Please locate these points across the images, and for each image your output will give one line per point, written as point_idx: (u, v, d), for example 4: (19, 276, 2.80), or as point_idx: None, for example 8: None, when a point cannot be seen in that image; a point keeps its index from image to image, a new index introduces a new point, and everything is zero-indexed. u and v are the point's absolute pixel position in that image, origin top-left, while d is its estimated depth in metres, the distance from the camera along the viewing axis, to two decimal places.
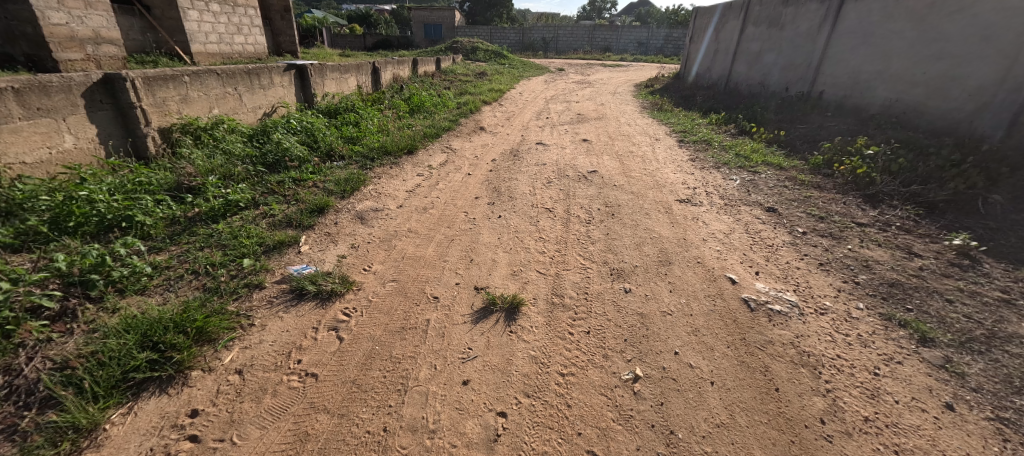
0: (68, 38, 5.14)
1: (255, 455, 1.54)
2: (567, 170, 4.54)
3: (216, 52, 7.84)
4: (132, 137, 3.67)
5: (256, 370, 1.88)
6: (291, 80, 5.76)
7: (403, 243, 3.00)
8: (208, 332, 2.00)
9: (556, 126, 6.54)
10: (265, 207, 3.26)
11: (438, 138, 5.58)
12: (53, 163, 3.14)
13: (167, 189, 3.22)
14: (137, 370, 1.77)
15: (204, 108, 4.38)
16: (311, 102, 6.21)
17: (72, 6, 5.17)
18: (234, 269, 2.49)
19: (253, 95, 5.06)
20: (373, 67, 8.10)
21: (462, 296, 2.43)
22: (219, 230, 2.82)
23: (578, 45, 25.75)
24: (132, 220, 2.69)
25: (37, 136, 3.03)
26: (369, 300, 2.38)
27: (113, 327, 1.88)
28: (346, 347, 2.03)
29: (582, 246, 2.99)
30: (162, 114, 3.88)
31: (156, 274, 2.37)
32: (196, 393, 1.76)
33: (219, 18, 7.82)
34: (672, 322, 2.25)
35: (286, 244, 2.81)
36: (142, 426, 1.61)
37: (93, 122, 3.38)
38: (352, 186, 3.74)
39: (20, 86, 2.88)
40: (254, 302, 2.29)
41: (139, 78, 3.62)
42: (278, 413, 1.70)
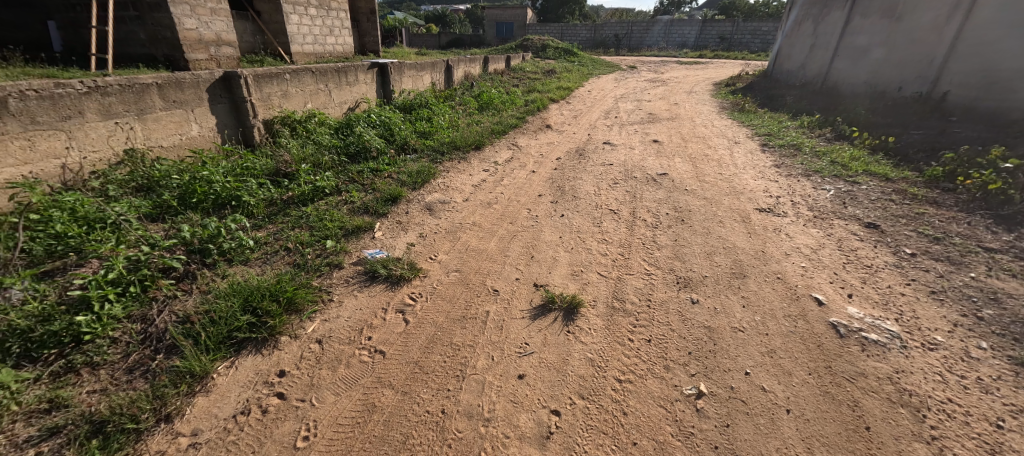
0: (197, 41, 5.99)
1: (329, 418, 1.70)
2: (634, 171, 4.38)
3: (311, 51, 8.66)
4: (242, 127, 4.20)
5: (334, 342, 2.07)
6: (373, 77, 6.18)
7: (467, 235, 3.10)
8: (297, 303, 2.24)
9: (624, 126, 6.33)
10: (346, 194, 3.55)
11: (505, 135, 5.66)
12: (182, 147, 3.70)
13: (267, 174, 3.64)
14: (239, 330, 2.03)
15: (300, 102, 4.87)
16: (389, 98, 6.61)
17: (202, 13, 6.00)
18: (319, 249, 2.75)
19: (340, 91, 5.53)
20: (447, 65, 8.43)
21: (522, 292, 2.46)
22: (308, 213, 3.13)
23: (652, 42, 24.66)
24: (239, 200, 3.08)
25: (172, 124, 3.58)
26: (434, 287, 2.50)
27: (223, 291, 2.18)
28: (411, 329, 2.17)
29: (646, 251, 2.88)
30: (266, 108, 4.38)
31: (256, 248, 2.69)
32: (284, 356, 1.98)
33: (315, 21, 8.63)
34: (744, 340, 2.09)
35: (363, 229, 3.04)
36: (241, 379, 1.85)
37: (213, 114, 3.92)
38: (423, 178, 3.94)
39: (162, 82, 3.43)
40: (334, 279, 2.51)
41: (251, 75, 4.12)
42: (350, 382, 1.86)
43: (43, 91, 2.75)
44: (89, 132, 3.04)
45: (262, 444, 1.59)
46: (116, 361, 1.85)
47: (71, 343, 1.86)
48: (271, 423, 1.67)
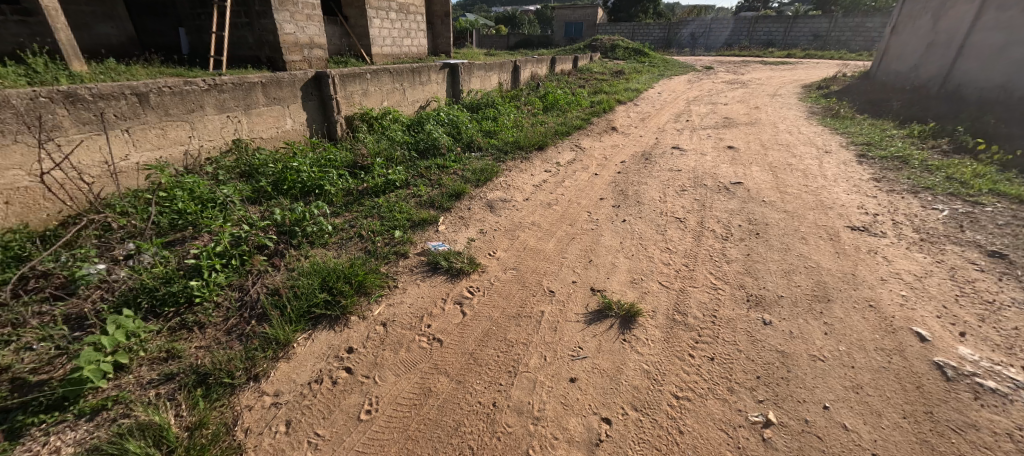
0: (294, 44, 6.66)
1: (389, 396, 1.81)
2: (704, 178, 4.14)
3: (389, 53, 9.23)
4: (327, 123, 4.62)
5: (397, 326, 2.21)
6: (444, 77, 6.45)
7: (526, 234, 3.14)
8: (366, 286, 2.41)
9: (696, 130, 5.99)
10: (414, 188, 3.75)
11: (569, 136, 5.63)
12: (278, 139, 4.15)
13: (347, 166, 3.95)
14: (317, 306, 2.24)
15: (378, 100, 5.22)
16: (458, 98, 6.86)
17: (299, 19, 6.67)
18: (388, 238, 2.94)
19: (414, 90, 5.84)
20: (514, 66, 8.56)
21: (577, 295, 2.44)
22: (380, 204, 3.35)
23: (732, 41, 23.04)
24: (321, 189, 3.38)
25: (271, 118, 4.03)
26: (492, 282, 2.57)
27: (305, 270, 2.41)
28: (468, 321, 2.25)
29: (714, 264, 2.71)
30: (349, 105, 4.77)
31: (335, 233, 2.94)
32: (353, 334, 2.15)
33: (395, 24, 9.20)
34: (824, 370, 1.89)
35: (428, 222, 3.20)
36: (316, 351, 2.04)
37: (305, 110, 4.35)
38: (486, 176, 4.05)
39: (265, 81, 3.86)
40: (400, 267, 2.68)
41: (338, 75, 4.50)
42: (410, 365, 1.97)
43: (175, 88, 3.23)
44: (207, 124, 3.52)
45: (330, 412, 1.74)
46: (219, 322, 2.14)
47: (185, 303, 2.18)
48: (339, 394, 1.82)
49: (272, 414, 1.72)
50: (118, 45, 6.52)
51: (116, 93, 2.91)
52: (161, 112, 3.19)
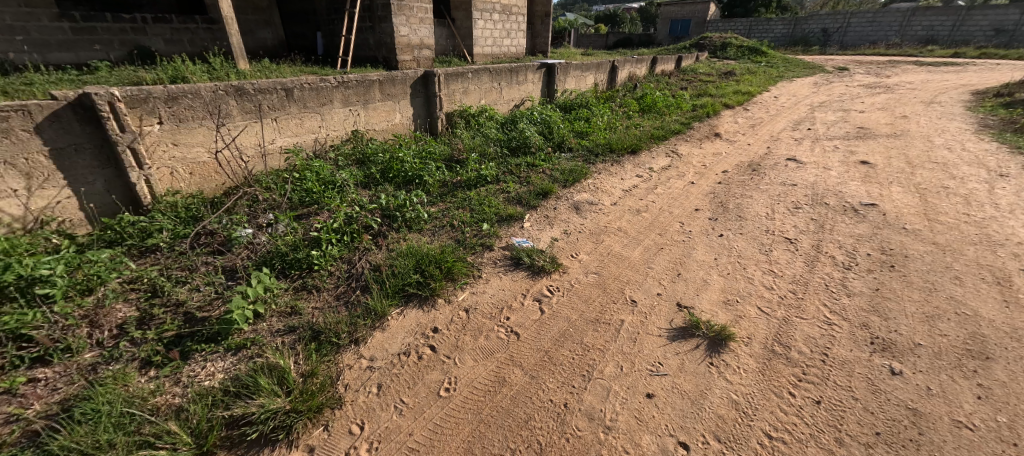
0: (407, 45, 7.31)
1: (467, 378, 1.92)
2: (825, 196, 3.62)
3: (489, 53, 9.64)
4: (430, 118, 5.00)
5: (478, 314, 2.32)
6: (540, 77, 6.55)
7: (611, 240, 3.07)
8: (454, 272, 2.58)
9: (819, 141, 5.25)
10: (504, 184, 3.88)
11: (665, 141, 5.33)
12: (388, 131, 4.60)
13: (444, 159, 4.23)
14: (410, 285, 2.46)
15: (477, 98, 5.49)
16: (551, 97, 6.91)
17: (413, 22, 7.30)
18: (476, 229, 3.09)
19: (510, 89, 6.03)
20: (611, 66, 8.34)
21: (662, 309, 2.32)
22: (471, 197, 3.54)
23: (877, 38, 19.65)
24: (420, 179, 3.68)
25: (384, 112, 4.48)
26: (572, 284, 2.56)
27: (402, 251, 2.65)
28: (547, 318, 2.28)
29: (830, 295, 2.36)
30: (450, 102, 5.09)
31: (430, 220, 3.18)
32: (439, 316, 2.31)
33: (497, 25, 9.56)
34: (973, 442, 1.54)
35: (514, 217, 3.29)
36: (406, 326, 2.24)
37: (412, 106, 4.76)
38: (574, 177, 4.03)
39: (382, 79, 4.31)
40: (485, 259, 2.81)
41: (443, 74, 4.84)
42: (487, 352, 2.07)
43: (313, 85, 3.77)
44: (334, 116, 4.05)
45: (414, 384, 1.90)
46: (330, 289, 2.46)
47: (306, 269, 2.55)
48: (423, 368, 1.98)
49: (367, 376, 1.93)
50: (272, 46, 7.75)
51: (271, 88, 3.49)
52: (301, 105, 3.75)
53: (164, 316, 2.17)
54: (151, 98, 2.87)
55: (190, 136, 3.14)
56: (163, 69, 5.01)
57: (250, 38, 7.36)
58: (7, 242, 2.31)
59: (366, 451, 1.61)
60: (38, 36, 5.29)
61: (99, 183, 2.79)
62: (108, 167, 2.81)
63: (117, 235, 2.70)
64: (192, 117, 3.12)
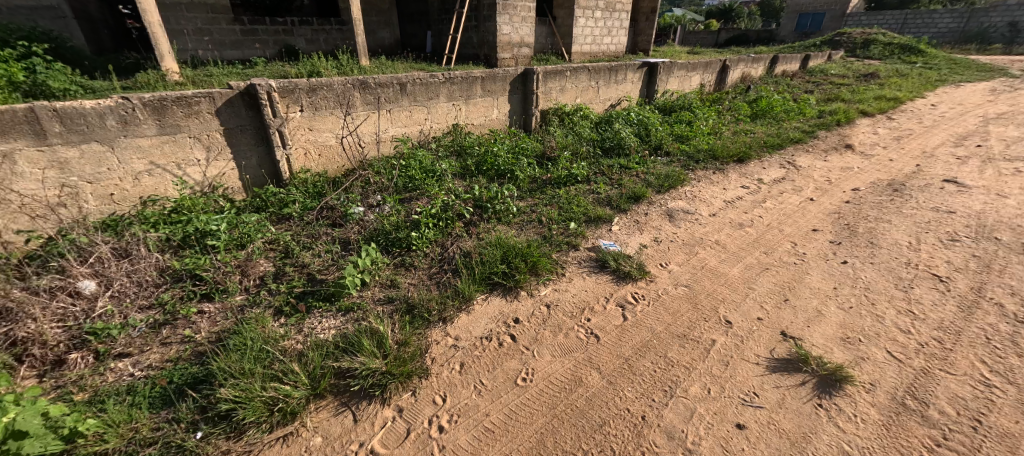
0: (508, 43, 7.55)
1: (543, 372, 1.95)
2: (996, 229, 2.94)
3: (588, 51, 9.50)
4: (525, 115, 5.12)
5: (559, 311, 2.34)
6: (640, 77, 6.30)
7: (707, 253, 2.86)
8: (539, 268, 2.63)
9: (994, 161, 4.26)
10: (594, 184, 3.82)
11: (780, 150, 4.77)
12: (485, 126, 4.81)
13: (536, 156, 4.30)
14: (496, 274, 2.57)
15: (573, 97, 5.47)
16: (650, 98, 6.61)
17: (516, 21, 7.50)
18: (563, 228, 3.10)
19: (607, 88, 5.89)
20: (722, 66, 7.69)
21: (763, 335, 2.10)
22: (560, 195, 3.55)
23: None
24: (512, 173, 3.79)
25: (483, 107, 4.69)
26: (660, 294, 2.44)
27: (491, 241, 2.77)
28: (630, 326, 2.21)
29: (992, 351, 1.92)
30: (546, 100, 5.15)
31: (518, 214, 3.27)
32: (521, 307, 2.38)
33: (599, 22, 9.38)
34: None
35: (602, 219, 3.24)
36: (489, 313, 2.34)
37: (510, 103, 4.92)
38: (670, 183, 3.82)
39: (484, 76, 4.51)
40: (570, 257, 2.81)
41: (542, 72, 4.90)
42: (565, 350, 2.08)
43: (423, 80, 4.09)
44: (439, 110, 4.35)
45: (493, 368, 1.99)
46: (424, 269, 2.67)
47: (406, 248, 2.80)
48: (503, 355, 2.06)
49: (451, 353, 2.08)
50: (389, 45, 8.56)
51: (388, 82, 3.86)
52: (412, 98, 4.09)
53: (294, 274, 2.57)
54: (297, 89, 3.37)
55: (323, 123, 3.63)
56: (304, 65, 5.83)
57: (372, 38, 8.22)
58: (191, 203, 2.96)
59: (446, 422, 1.73)
60: (218, 37, 6.54)
61: (254, 158, 3.39)
62: (261, 146, 3.39)
63: (262, 203, 3.24)
64: (325, 107, 3.59)
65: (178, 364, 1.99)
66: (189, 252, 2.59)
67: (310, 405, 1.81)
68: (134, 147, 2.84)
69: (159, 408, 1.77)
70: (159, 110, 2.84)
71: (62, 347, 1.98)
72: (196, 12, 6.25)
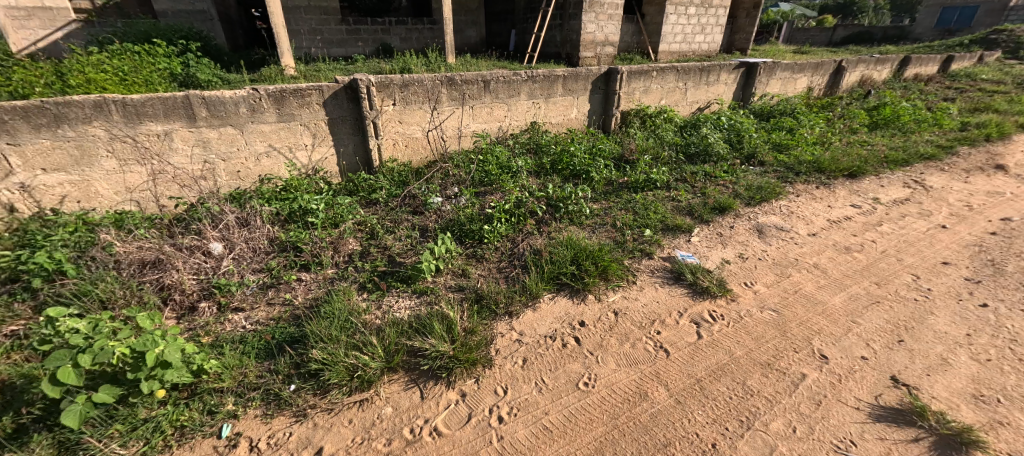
0: (591, 41, 7.41)
1: (606, 380, 1.90)
2: None
3: (677, 50, 8.97)
4: (605, 115, 4.99)
5: (627, 320, 2.26)
6: (735, 78, 5.84)
7: (802, 277, 2.56)
8: (609, 273, 2.56)
9: None
10: (674, 191, 3.62)
11: (904, 166, 4.11)
12: (563, 125, 4.79)
13: (614, 158, 4.18)
14: (565, 274, 2.55)
15: (657, 98, 5.22)
16: (745, 102, 6.10)
17: (602, 19, 7.34)
18: (638, 234, 2.99)
19: (696, 90, 5.53)
20: (836, 67, 6.81)
21: (866, 377, 1.84)
22: (636, 200, 3.42)
23: None
24: (587, 174, 3.73)
25: (562, 106, 4.66)
26: (742, 316, 2.25)
27: (562, 241, 2.75)
28: (704, 345, 2.07)
29: None
30: (628, 101, 4.97)
31: (590, 216, 3.21)
32: (587, 311, 2.34)
33: (692, 19, 8.81)
34: None
35: (681, 229, 3.06)
36: (554, 313, 2.34)
37: (590, 102, 4.83)
38: (762, 195, 3.49)
39: (566, 75, 4.48)
40: (642, 266, 2.70)
41: (627, 72, 4.74)
42: (631, 360, 2.00)
43: (506, 78, 4.17)
44: (519, 107, 4.40)
45: (555, 368, 1.99)
46: (494, 262, 2.74)
47: (478, 240, 2.90)
48: (565, 357, 2.05)
49: (515, 348, 2.11)
50: (474, 43, 8.86)
51: (473, 79, 4.00)
52: (494, 95, 4.19)
53: (377, 254, 2.79)
54: (391, 85, 3.63)
55: (411, 116, 3.87)
56: (397, 62, 6.26)
57: (460, 36, 8.58)
58: (297, 183, 3.34)
59: (505, 414, 1.77)
60: (328, 36, 7.29)
61: (351, 146, 3.73)
62: (358, 135, 3.72)
63: (354, 187, 3.56)
64: (415, 101, 3.83)
65: (279, 323, 2.27)
66: (293, 227, 2.93)
67: (385, 377, 1.96)
68: (258, 132, 3.27)
69: (263, 359, 2.03)
70: (279, 100, 3.25)
71: (195, 296, 2.36)
72: (312, 14, 7.02)
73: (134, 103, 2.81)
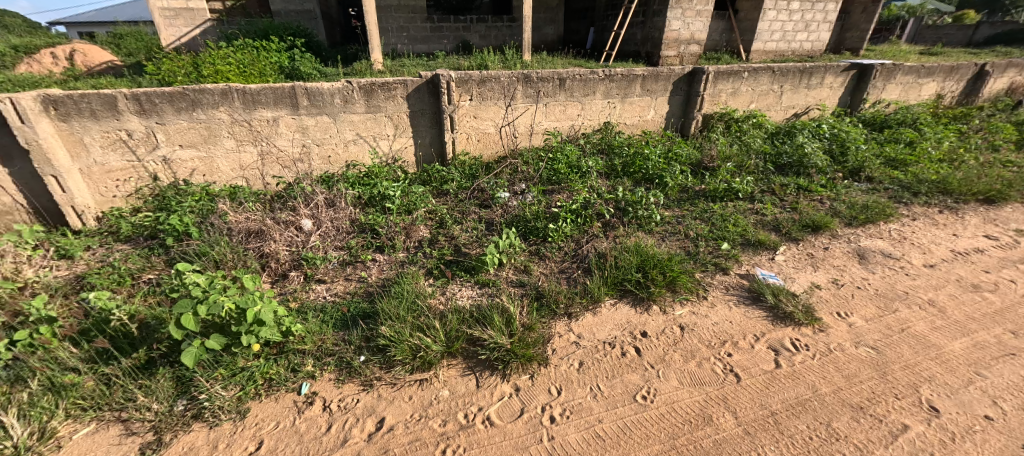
0: (675, 39, 7.02)
1: (666, 397, 1.81)
2: None
3: (774, 49, 8.17)
4: (685, 118, 4.71)
5: (694, 337, 2.13)
6: (843, 81, 5.19)
7: (912, 313, 2.22)
8: (678, 284, 2.43)
9: None
10: (759, 204, 3.32)
11: None
12: (638, 127, 4.61)
13: (691, 164, 3.94)
14: (629, 281, 2.46)
15: (746, 102, 4.81)
16: (853, 108, 5.40)
17: (689, 15, 6.92)
18: (713, 247, 2.79)
19: (794, 94, 5.01)
20: (977, 71, 5.76)
21: (991, 441, 1.54)
22: (714, 210, 3.19)
23: None
24: (661, 179, 3.56)
25: (639, 107, 4.48)
26: (831, 349, 2.01)
27: (629, 246, 2.66)
28: (783, 375, 1.87)
29: None
30: (712, 103, 4.64)
31: (661, 224, 3.06)
32: (650, 322, 2.24)
33: (794, 15, 7.97)
34: None
35: (764, 245, 2.80)
36: (615, 320, 2.27)
37: (669, 104, 4.59)
38: (867, 216, 3.08)
39: (646, 74, 4.29)
40: (715, 281, 2.52)
41: (714, 72, 4.42)
42: (696, 380, 1.88)
43: (583, 76, 4.09)
44: (593, 106, 4.31)
45: (613, 377, 1.93)
46: (556, 262, 2.72)
47: (542, 238, 2.90)
48: (624, 366, 1.98)
49: (572, 350, 2.09)
50: (551, 41, 8.83)
51: (549, 77, 3.99)
52: (569, 93, 4.14)
53: (444, 243, 2.91)
54: (470, 81, 3.75)
55: (486, 112, 3.97)
56: (475, 59, 6.44)
57: (537, 34, 8.61)
58: (378, 171, 3.60)
59: (557, 414, 1.76)
60: (413, 33, 7.71)
61: (428, 138, 3.92)
62: (435, 128, 3.90)
63: (428, 177, 3.75)
64: (491, 97, 3.92)
65: (355, 297, 2.47)
66: (372, 211, 3.16)
67: (444, 361, 2.05)
68: (348, 121, 3.57)
69: (339, 329, 2.22)
70: (369, 92, 3.51)
71: (287, 265, 2.65)
72: (401, 12, 7.47)
73: (252, 92, 3.20)
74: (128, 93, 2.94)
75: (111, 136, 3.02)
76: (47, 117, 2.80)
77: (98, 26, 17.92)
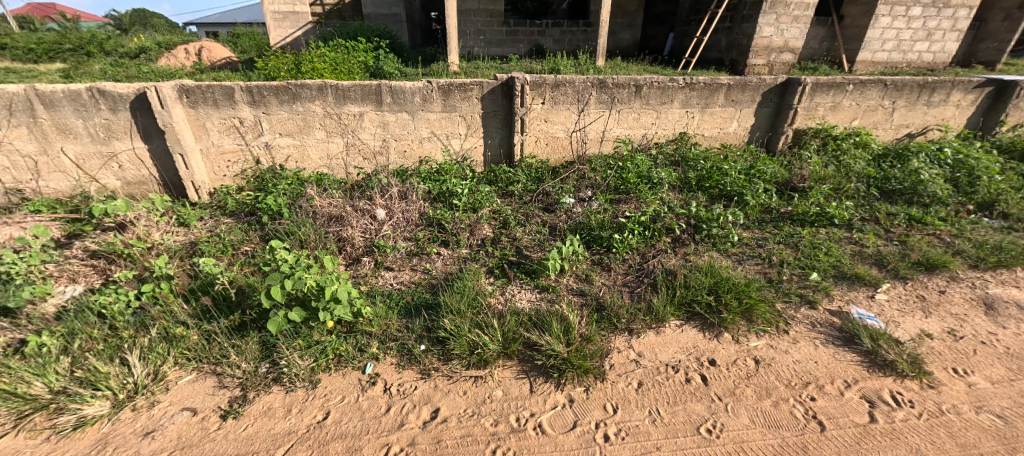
0: (765, 47, 6.49)
1: (734, 434, 1.66)
2: None
3: (886, 60, 7.23)
4: (772, 132, 4.34)
5: (771, 373, 1.94)
6: (975, 99, 4.46)
7: None
8: (754, 313, 2.23)
9: None
10: (857, 234, 2.96)
11: None
12: (717, 139, 4.32)
13: (778, 183, 3.61)
14: (699, 303, 2.31)
15: (847, 118, 4.32)
16: (983, 132, 4.65)
17: (784, 21, 6.36)
18: (799, 276, 2.53)
19: (908, 112, 4.40)
20: None
21: None
22: (802, 234, 2.90)
23: None
24: (740, 197, 3.31)
25: (721, 118, 4.19)
26: (943, 410, 1.72)
27: (701, 266, 2.49)
28: (879, 432, 1.64)
29: None
30: (807, 118, 4.22)
31: (738, 245, 2.84)
32: (720, 350, 2.08)
33: (913, 23, 7.02)
34: None
35: (861, 280, 2.48)
36: (681, 343, 2.14)
37: (756, 116, 4.25)
38: (998, 258, 2.61)
39: (732, 84, 4.01)
40: (798, 315, 2.28)
41: (812, 83, 4.02)
42: (770, 421, 1.71)
43: (662, 83, 3.91)
44: (670, 115, 4.11)
45: (674, 403, 1.82)
46: (619, 274, 2.63)
47: (606, 248, 2.82)
48: (687, 394, 1.85)
49: (631, 368, 2.00)
50: (627, 46, 8.60)
51: (624, 82, 3.87)
52: (645, 101, 3.99)
53: (506, 244, 2.95)
54: (544, 84, 3.75)
55: (558, 115, 3.94)
56: (548, 62, 6.45)
57: (613, 39, 8.42)
58: (448, 168, 3.74)
59: (612, 433, 1.69)
60: (490, 36, 7.93)
61: (497, 139, 4.00)
62: (505, 129, 3.96)
63: (494, 177, 3.82)
64: (564, 102, 3.89)
65: (418, 287, 2.58)
66: (440, 206, 3.29)
67: (499, 360, 2.06)
68: (425, 119, 3.74)
69: (403, 316, 2.33)
70: (446, 93, 3.65)
71: (361, 251, 2.84)
72: (479, 16, 7.72)
73: (343, 88, 3.46)
74: (244, 85, 3.31)
75: (227, 122, 3.43)
76: (180, 103, 3.28)
77: (219, 26, 20.45)
